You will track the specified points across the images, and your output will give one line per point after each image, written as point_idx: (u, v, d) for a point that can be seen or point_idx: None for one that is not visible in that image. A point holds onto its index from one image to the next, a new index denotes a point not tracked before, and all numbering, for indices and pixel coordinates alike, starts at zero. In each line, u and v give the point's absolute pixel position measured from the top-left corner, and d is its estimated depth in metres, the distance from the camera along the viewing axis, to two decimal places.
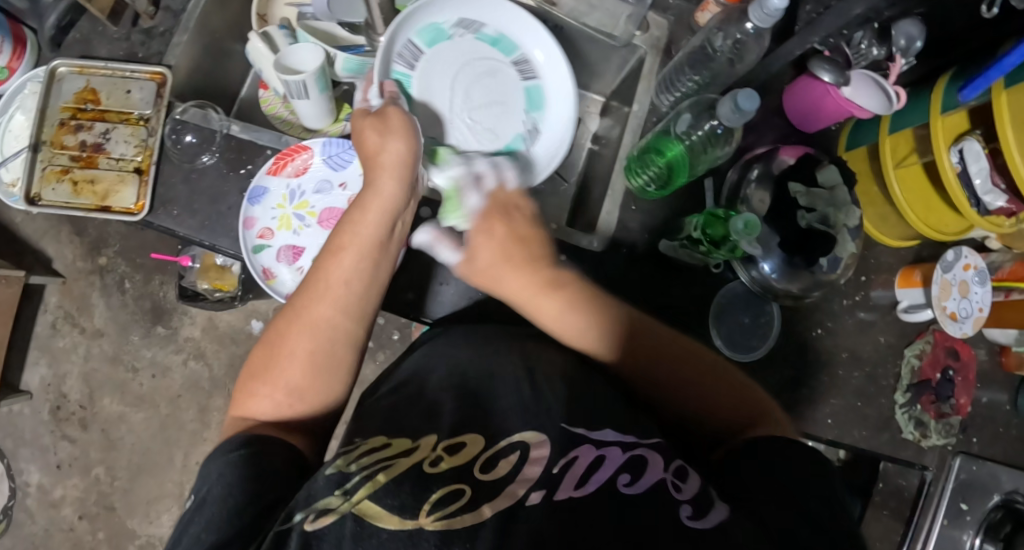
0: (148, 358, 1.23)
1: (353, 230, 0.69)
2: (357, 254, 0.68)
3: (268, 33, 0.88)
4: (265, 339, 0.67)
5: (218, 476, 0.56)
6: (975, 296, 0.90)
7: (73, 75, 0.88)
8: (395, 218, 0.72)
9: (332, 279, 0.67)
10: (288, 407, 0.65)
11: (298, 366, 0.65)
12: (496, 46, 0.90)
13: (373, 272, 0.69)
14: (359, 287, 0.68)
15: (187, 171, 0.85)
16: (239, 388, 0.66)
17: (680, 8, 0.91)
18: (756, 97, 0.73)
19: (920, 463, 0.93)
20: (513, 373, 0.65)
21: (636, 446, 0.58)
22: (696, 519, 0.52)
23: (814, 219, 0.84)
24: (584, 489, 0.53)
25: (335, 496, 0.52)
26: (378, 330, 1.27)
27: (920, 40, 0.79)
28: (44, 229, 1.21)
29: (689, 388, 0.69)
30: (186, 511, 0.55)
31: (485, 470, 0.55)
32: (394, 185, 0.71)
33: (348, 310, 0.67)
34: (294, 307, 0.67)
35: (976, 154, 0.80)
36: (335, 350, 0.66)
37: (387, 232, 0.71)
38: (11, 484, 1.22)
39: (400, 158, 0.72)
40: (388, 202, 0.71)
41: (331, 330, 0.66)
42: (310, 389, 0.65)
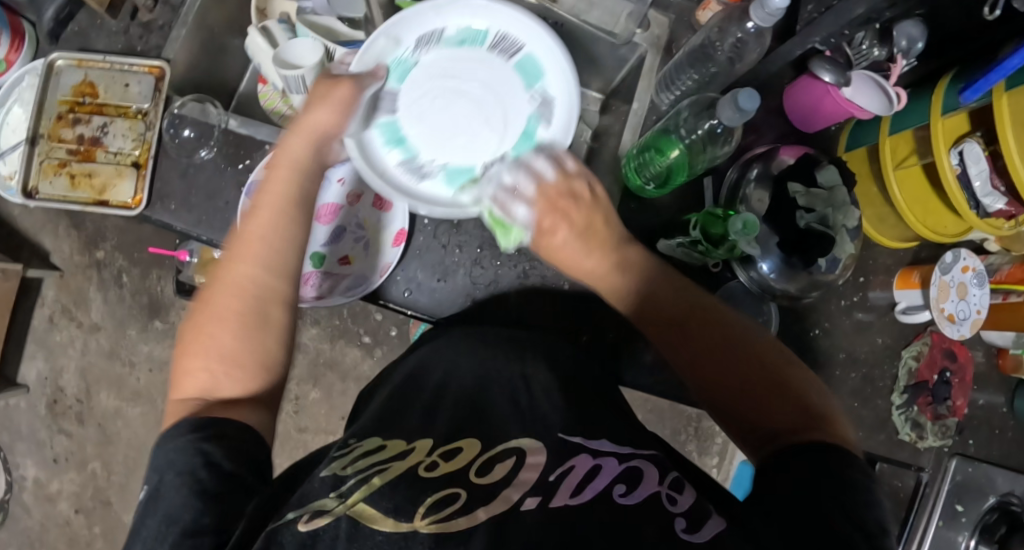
0: (145, 352, 1.23)
1: (268, 189, 0.66)
2: (275, 211, 0.65)
3: (267, 27, 0.88)
4: (190, 316, 0.63)
5: (169, 464, 0.54)
6: (974, 298, 0.90)
7: (70, 68, 0.88)
8: (313, 176, 0.69)
9: (252, 238, 0.64)
10: (220, 376, 0.60)
11: (224, 332, 0.61)
12: (525, 75, 0.81)
13: (293, 226, 0.65)
14: (279, 245, 0.64)
15: (184, 166, 0.85)
16: (174, 373, 0.62)
17: (680, 7, 0.91)
18: (756, 96, 0.73)
19: (915, 464, 0.94)
20: (509, 384, 0.67)
21: (632, 458, 0.58)
22: (690, 532, 0.51)
23: (813, 219, 0.83)
24: (581, 498, 0.53)
25: (330, 498, 0.52)
26: (375, 326, 1.27)
27: (921, 41, 0.78)
28: (42, 222, 1.21)
29: (755, 389, 0.62)
30: (141, 503, 0.53)
31: (480, 472, 0.56)
32: (303, 144, 0.69)
33: (273, 268, 0.63)
34: (216, 273, 0.64)
35: (976, 156, 0.80)
36: (266, 312, 0.62)
37: (306, 189, 0.68)
38: (8, 477, 1.22)
39: (304, 124, 0.70)
40: (293, 158, 0.68)
41: (252, 288, 0.62)
42: (242, 357, 0.61)
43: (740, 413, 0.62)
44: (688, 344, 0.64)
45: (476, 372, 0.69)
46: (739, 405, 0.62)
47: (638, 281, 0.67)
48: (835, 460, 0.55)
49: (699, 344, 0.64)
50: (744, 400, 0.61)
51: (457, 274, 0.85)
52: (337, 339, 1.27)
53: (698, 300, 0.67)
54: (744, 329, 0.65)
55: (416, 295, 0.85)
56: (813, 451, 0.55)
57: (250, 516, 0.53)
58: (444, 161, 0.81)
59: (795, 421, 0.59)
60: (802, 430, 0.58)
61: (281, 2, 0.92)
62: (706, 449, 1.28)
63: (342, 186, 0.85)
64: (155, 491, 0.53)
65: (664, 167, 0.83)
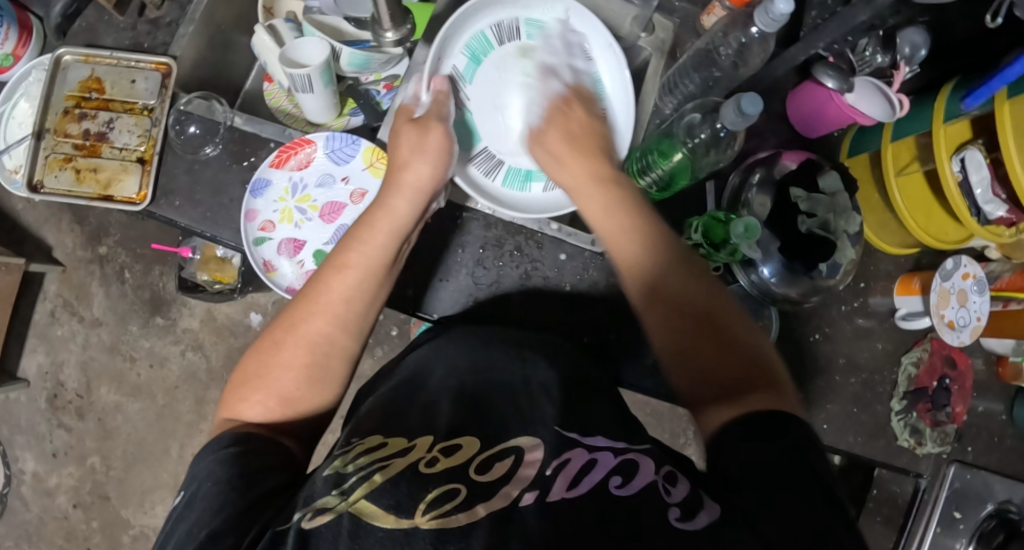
0: (146, 348, 1.23)
1: (359, 247, 0.70)
2: (363, 273, 0.68)
3: (274, 26, 0.88)
4: (259, 343, 0.67)
5: (206, 474, 0.57)
6: (974, 305, 0.90)
7: (78, 63, 0.88)
8: (402, 239, 0.72)
9: (334, 294, 0.67)
10: (276, 414, 0.64)
11: (292, 374, 0.65)
12: (585, 83, 0.85)
13: (376, 292, 0.69)
14: (359, 307, 0.68)
15: (189, 162, 0.85)
16: (228, 390, 0.66)
17: (685, 11, 0.92)
18: (759, 100, 0.73)
19: (914, 470, 0.93)
20: (507, 382, 0.66)
21: (628, 451, 0.58)
22: (684, 521, 0.51)
23: (814, 224, 0.84)
24: (576, 490, 0.53)
25: (332, 496, 0.51)
26: (375, 325, 1.27)
27: (925, 49, 0.80)
28: (46, 216, 1.22)
29: (712, 353, 0.63)
30: (174, 508, 0.55)
31: (480, 469, 0.55)
32: (407, 206, 0.73)
33: (348, 326, 0.67)
34: (293, 315, 0.66)
35: (978, 163, 0.80)
36: (330, 364, 0.66)
37: (394, 252, 0.71)
38: (6, 471, 1.22)
39: (413, 184, 0.74)
40: (396, 220, 0.72)
41: (329, 343, 0.66)
42: (299, 399, 0.65)
43: (698, 371, 0.63)
44: (658, 278, 0.68)
45: (478, 371, 0.69)
46: (687, 359, 0.64)
47: (646, 247, 0.69)
48: (799, 433, 0.55)
49: (671, 291, 0.67)
50: (697, 357, 0.64)
51: (460, 273, 0.86)
52: None
53: (683, 252, 0.69)
54: (709, 287, 0.67)
55: (419, 294, 0.85)
56: (768, 417, 0.57)
57: (261, 519, 0.52)
58: (470, 108, 0.85)
59: (742, 373, 0.61)
60: (752, 393, 0.60)
61: (289, 1, 0.94)
62: (704, 453, 1.28)
63: (347, 186, 0.88)
64: (190, 498, 0.55)
65: (666, 170, 0.83)
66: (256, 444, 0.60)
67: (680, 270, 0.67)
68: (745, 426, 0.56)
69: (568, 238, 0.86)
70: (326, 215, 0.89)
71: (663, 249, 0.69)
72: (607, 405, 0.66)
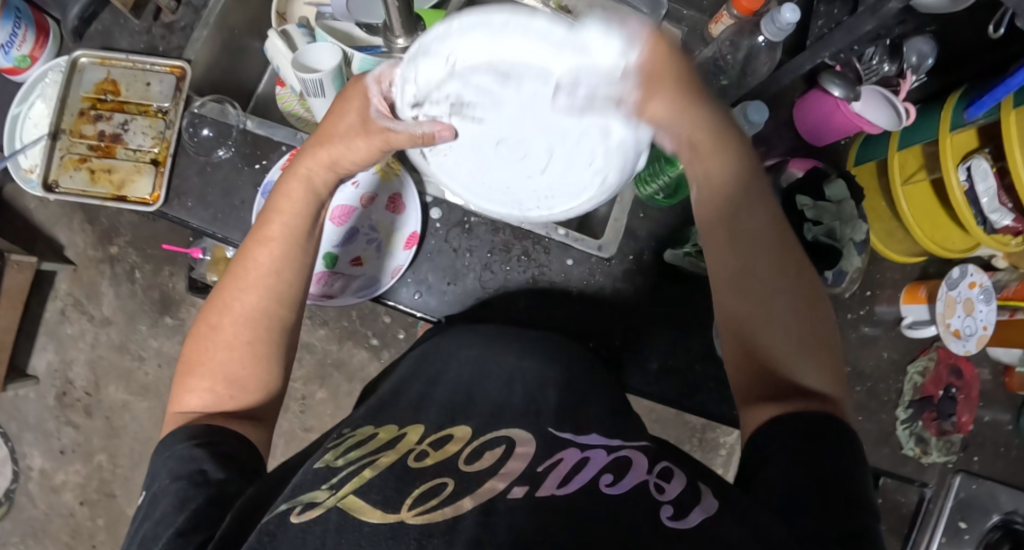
0: (154, 347, 1.24)
1: (278, 218, 0.68)
2: (283, 243, 0.67)
3: (287, 32, 0.89)
4: (196, 331, 0.67)
5: (161, 473, 0.58)
6: (980, 314, 0.90)
7: (93, 66, 0.89)
8: (320, 205, 0.69)
9: (260, 270, 0.66)
10: (226, 397, 0.65)
11: (237, 355, 0.65)
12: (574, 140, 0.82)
13: (302, 260, 0.68)
14: (287, 276, 0.67)
15: (201, 164, 0.87)
16: (176, 382, 0.66)
17: (694, 19, 0.92)
18: (765, 108, 0.76)
19: (919, 479, 0.92)
20: (502, 374, 0.68)
21: (621, 448, 0.59)
22: (676, 519, 0.51)
23: (820, 232, 0.84)
24: (567, 487, 0.53)
25: (321, 491, 0.52)
26: (383, 328, 1.28)
27: (931, 58, 0.81)
28: (57, 216, 1.23)
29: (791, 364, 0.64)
30: (141, 505, 0.57)
31: (468, 461, 0.56)
32: (319, 173, 0.68)
33: (281, 300, 0.67)
34: (223, 298, 0.67)
35: (984, 172, 0.80)
36: (272, 339, 0.67)
37: (312, 219, 0.69)
38: (14, 467, 1.23)
39: (332, 156, 0.68)
40: (314, 184, 0.69)
41: (264, 318, 0.66)
42: (246, 379, 0.66)
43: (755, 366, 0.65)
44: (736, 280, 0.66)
45: (486, 362, 0.70)
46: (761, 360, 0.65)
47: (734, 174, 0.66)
48: (840, 446, 0.58)
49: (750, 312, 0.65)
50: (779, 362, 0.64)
51: (466, 277, 0.86)
52: (345, 340, 1.28)
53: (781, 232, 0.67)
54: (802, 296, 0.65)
55: (425, 297, 0.86)
56: (816, 419, 0.59)
57: (235, 509, 0.53)
58: None
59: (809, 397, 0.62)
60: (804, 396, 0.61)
61: (300, 6, 0.95)
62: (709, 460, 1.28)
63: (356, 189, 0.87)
64: (153, 496, 0.56)
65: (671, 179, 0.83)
66: (223, 437, 0.61)
67: (768, 250, 0.65)
68: (788, 431, 0.58)
69: (574, 244, 0.87)
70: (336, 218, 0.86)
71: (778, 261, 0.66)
72: (601, 404, 0.67)
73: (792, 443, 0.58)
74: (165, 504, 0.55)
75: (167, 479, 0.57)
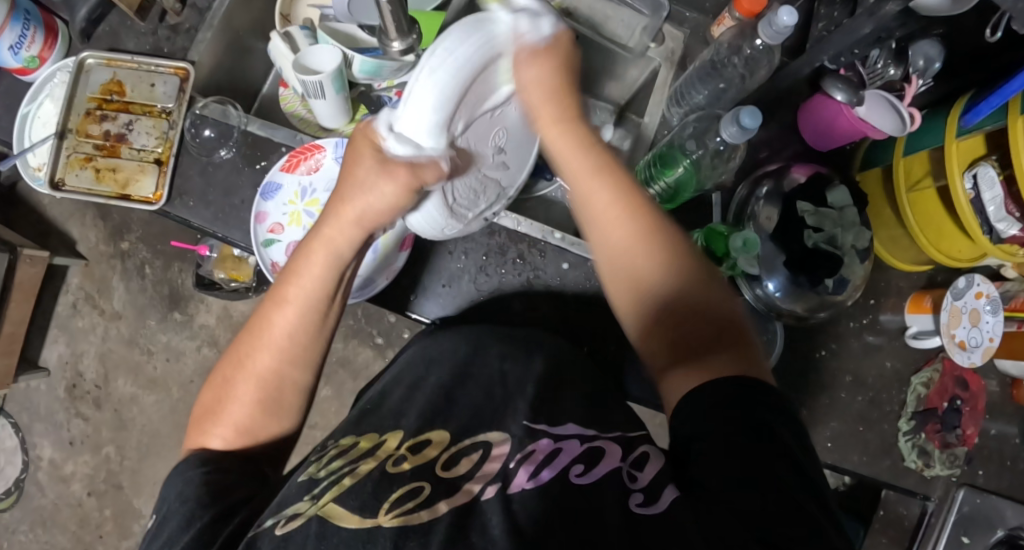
0: (163, 342, 1.27)
1: (298, 279, 0.65)
2: (301, 308, 0.64)
3: (290, 32, 0.89)
4: (214, 377, 0.67)
5: (177, 494, 0.59)
6: (986, 325, 0.88)
7: (100, 66, 0.91)
8: (344, 268, 0.66)
9: (276, 331, 0.64)
10: (237, 444, 0.64)
11: (247, 409, 0.64)
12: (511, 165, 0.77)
13: (320, 324, 0.66)
14: (304, 340, 0.65)
15: (203, 163, 0.88)
16: (192, 423, 0.66)
17: (696, 21, 0.91)
18: (758, 114, 0.74)
19: (921, 492, 0.90)
20: (488, 377, 0.68)
21: (596, 438, 0.59)
22: (645, 506, 0.52)
23: (821, 239, 0.83)
24: (538, 479, 0.55)
25: (304, 501, 0.53)
26: (388, 327, 1.29)
27: (938, 62, 0.79)
28: (71, 212, 1.26)
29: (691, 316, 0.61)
30: (149, 530, 0.58)
31: (446, 466, 0.57)
32: (345, 234, 0.65)
33: (295, 361, 0.65)
34: (239, 353, 0.65)
35: (990, 180, 0.79)
36: (284, 397, 0.65)
37: (333, 287, 0.66)
38: (25, 457, 1.27)
39: (362, 210, 0.64)
40: (338, 246, 0.65)
41: (277, 378, 0.65)
42: (258, 430, 0.65)
43: (666, 330, 0.62)
44: (624, 246, 0.64)
45: (472, 369, 0.69)
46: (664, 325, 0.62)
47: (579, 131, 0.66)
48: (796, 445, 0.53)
49: (654, 298, 0.63)
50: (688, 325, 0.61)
51: (462, 280, 0.86)
52: (351, 338, 1.29)
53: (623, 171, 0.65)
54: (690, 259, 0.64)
55: (422, 299, 0.87)
56: (741, 385, 0.55)
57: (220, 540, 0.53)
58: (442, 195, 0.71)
59: (717, 334, 0.60)
60: (710, 354, 0.59)
61: (305, 8, 0.96)
62: None
63: None
64: (162, 519, 0.58)
65: (669, 183, 0.84)
66: (228, 463, 0.62)
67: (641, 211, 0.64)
68: (716, 388, 0.55)
69: (571, 247, 0.86)
70: None
71: (649, 226, 0.64)
72: (581, 396, 0.66)
73: (722, 402, 0.54)
74: (169, 522, 0.56)
75: (178, 503, 0.58)
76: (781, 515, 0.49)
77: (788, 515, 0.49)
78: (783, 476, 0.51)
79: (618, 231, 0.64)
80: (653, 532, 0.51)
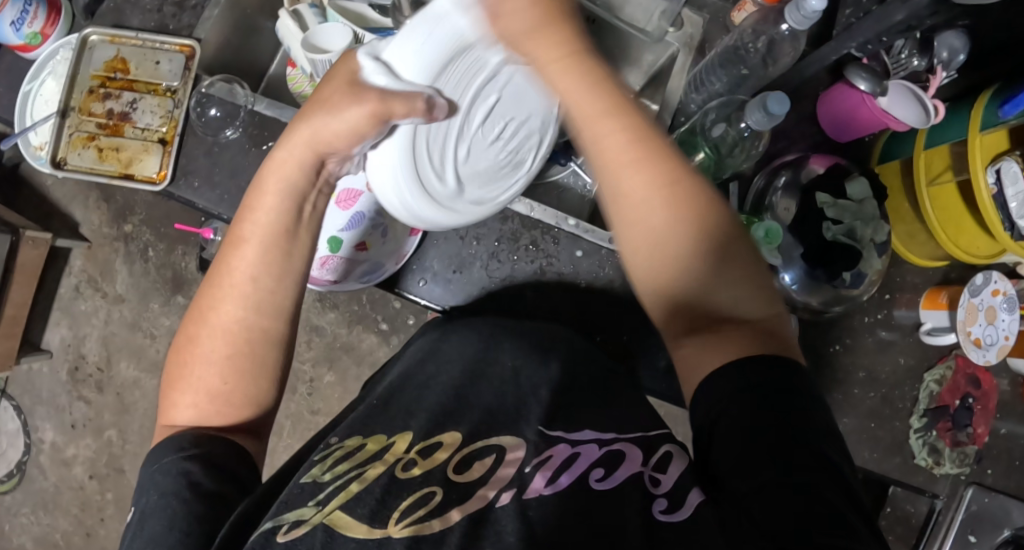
0: (166, 326, 1.25)
1: (254, 216, 0.64)
2: (261, 244, 0.63)
3: (299, 11, 0.87)
4: (178, 345, 0.65)
5: (151, 485, 0.57)
6: (1002, 323, 0.86)
7: (103, 43, 0.89)
8: (303, 200, 0.65)
9: (238, 275, 0.63)
10: (210, 410, 0.63)
11: (216, 369, 0.63)
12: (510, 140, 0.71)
13: (285, 262, 0.64)
14: (268, 281, 0.63)
15: (209, 144, 0.86)
16: (162, 396, 0.65)
17: (715, 7, 0.90)
18: (787, 100, 0.72)
19: (929, 490, 0.89)
20: (501, 376, 0.67)
21: (614, 441, 0.58)
22: (667, 512, 0.52)
23: (840, 231, 0.82)
24: (556, 486, 0.53)
25: (308, 507, 0.51)
26: (393, 313, 1.27)
27: (963, 53, 0.77)
28: (73, 193, 1.25)
29: (713, 291, 0.59)
30: (128, 526, 0.55)
31: (458, 470, 0.56)
32: (295, 164, 0.64)
33: (261, 307, 0.63)
34: (202, 308, 0.64)
35: (1014, 176, 0.76)
36: (255, 350, 0.63)
37: (292, 219, 0.65)
38: (27, 439, 1.26)
39: (317, 131, 0.63)
40: (289, 175, 0.64)
41: (245, 328, 0.63)
42: (231, 393, 0.63)
43: (686, 309, 0.59)
44: (642, 219, 0.59)
45: (486, 368, 0.68)
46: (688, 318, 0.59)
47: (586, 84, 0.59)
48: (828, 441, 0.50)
49: (673, 272, 0.59)
50: (708, 296, 0.59)
51: (473, 267, 0.85)
52: (356, 324, 1.28)
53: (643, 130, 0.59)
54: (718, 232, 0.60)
55: (431, 285, 0.85)
56: (769, 365, 0.53)
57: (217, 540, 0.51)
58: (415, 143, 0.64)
59: (741, 308, 0.58)
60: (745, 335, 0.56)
61: None
62: None
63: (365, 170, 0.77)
64: (142, 512, 0.55)
65: None
66: (203, 435, 0.60)
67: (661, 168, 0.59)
68: (734, 377, 0.53)
69: (585, 235, 0.85)
70: (342, 201, 0.78)
71: (674, 188, 0.59)
72: (596, 398, 0.65)
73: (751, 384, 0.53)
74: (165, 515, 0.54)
75: (157, 494, 0.56)
76: (809, 514, 0.47)
77: (819, 514, 0.47)
78: (814, 475, 0.48)
79: (635, 199, 0.59)
80: (674, 539, 0.50)
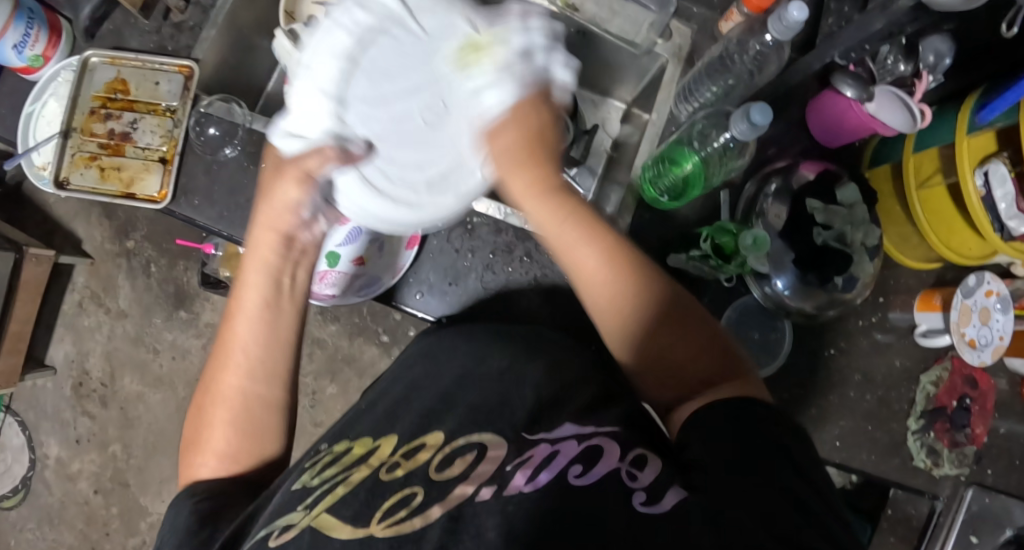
0: (169, 341, 1.27)
1: (238, 296, 0.64)
2: (247, 319, 0.63)
3: (294, 29, 0.88)
4: (192, 409, 0.65)
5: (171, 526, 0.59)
6: (996, 323, 0.86)
7: (104, 65, 0.91)
8: (282, 273, 0.64)
9: (233, 350, 0.63)
10: (226, 471, 0.63)
11: (226, 433, 0.63)
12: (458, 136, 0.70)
13: (271, 333, 0.63)
14: (257, 352, 0.63)
15: (209, 162, 0.88)
16: (181, 457, 0.65)
17: (703, 17, 0.91)
18: (769, 111, 0.73)
19: (929, 491, 0.91)
20: (492, 373, 0.68)
21: (593, 437, 0.57)
22: (649, 504, 0.51)
23: (830, 237, 0.84)
24: (535, 483, 0.53)
25: (296, 512, 0.53)
26: (394, 325, 1.28)
27: (949, 57, 0.78)
28: (76, 211, 1.26)
29: (684, 358, 0.62)
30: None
31: (439, 469, 0.56)
32: (270, 241, 0.63)
33: (255, 375, 0.63)
34: (207, 379, 0.64)
35: (1002, 177, 0.77)
36: (258, 416, 0.63)
37: (274, 290, 0.64)
38: (32, 455, 1.27)
39: (272, 215, 0.63)
40: (265, 253, 0.63)
41: (243, 398, 0.63)
42: (242, 452, 0.63)
43: (663, 372, 0.63)
44: (608, 298, 0.62)
45: (475, 372, 0.68)
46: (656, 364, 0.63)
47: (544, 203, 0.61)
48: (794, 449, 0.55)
49: (648, 343, 0.62)
50: (677, 358, 0.62)
51: (468, 278, 0.86)
52: (357, 336, 1.29)
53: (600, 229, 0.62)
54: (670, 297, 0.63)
55: (427, 296, 0.87)
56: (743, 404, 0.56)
57: None
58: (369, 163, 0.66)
59: (712, 366, 0.61)
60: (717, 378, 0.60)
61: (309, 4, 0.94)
62: None
63: None
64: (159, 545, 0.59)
65: (679, 178, 0.84)
66: (218, 493, 0.61)
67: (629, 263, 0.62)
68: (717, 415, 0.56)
69: None
70: None
71: (630, 269, 0.62)
72: (586, 396, 0.65)
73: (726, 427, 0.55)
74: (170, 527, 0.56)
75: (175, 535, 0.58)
76: (785, 514, 0.50)
77: (794, 515, 0.50)
78: (786, 479, 0.52)
79: (598, 286, 0.62)
80: (656, 532, 0.49)
